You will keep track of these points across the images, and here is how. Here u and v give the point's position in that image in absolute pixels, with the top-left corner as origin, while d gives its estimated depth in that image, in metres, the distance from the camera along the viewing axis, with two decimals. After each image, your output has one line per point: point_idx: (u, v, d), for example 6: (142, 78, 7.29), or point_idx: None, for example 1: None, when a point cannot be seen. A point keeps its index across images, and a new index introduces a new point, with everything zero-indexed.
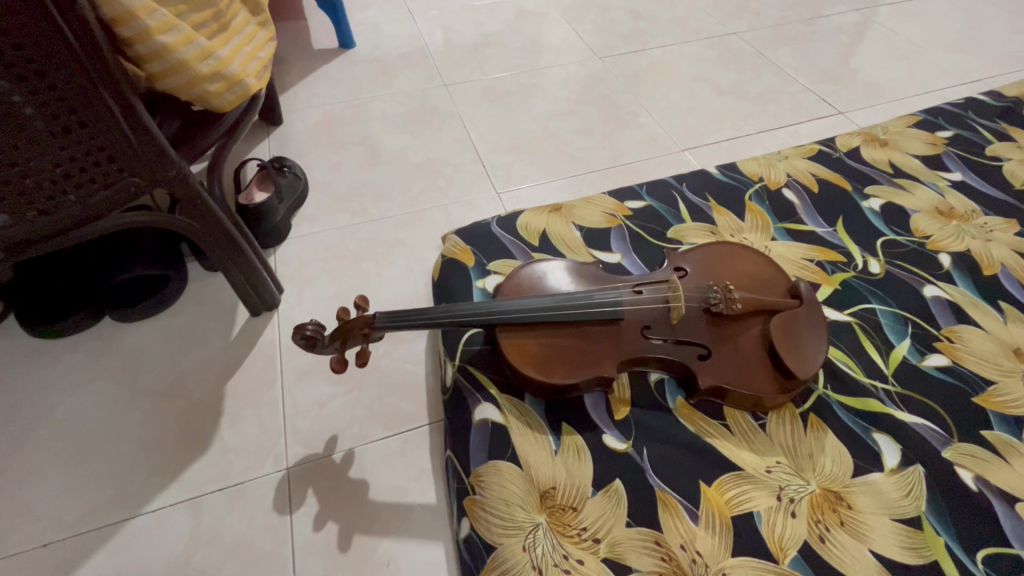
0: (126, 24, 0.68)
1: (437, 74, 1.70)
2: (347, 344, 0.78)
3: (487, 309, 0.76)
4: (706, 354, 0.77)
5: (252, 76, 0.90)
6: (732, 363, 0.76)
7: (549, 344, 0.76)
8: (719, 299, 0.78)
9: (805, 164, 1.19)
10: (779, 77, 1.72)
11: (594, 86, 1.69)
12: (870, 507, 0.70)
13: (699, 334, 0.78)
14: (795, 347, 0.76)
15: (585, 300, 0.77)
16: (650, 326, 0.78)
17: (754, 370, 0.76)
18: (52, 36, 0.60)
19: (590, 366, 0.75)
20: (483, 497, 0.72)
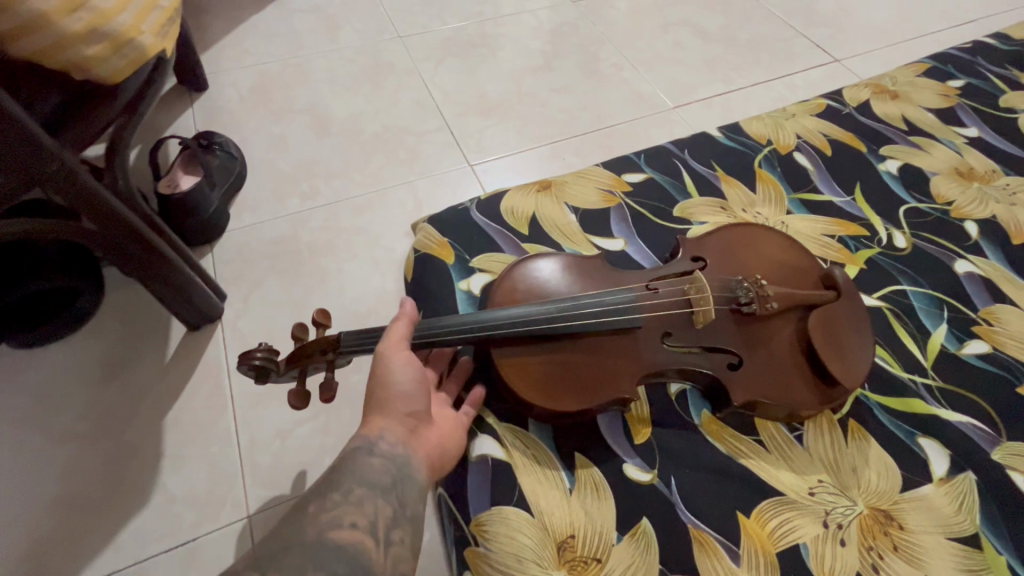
0: None
1: (390, 24, 1.46)
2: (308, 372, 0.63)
3: (475, 322, 0.61)
4: (737, 362, 0.66)
5: (150, 34, 0.68)
6: (767, 372, 0.66)
7: (554, 362, 0.63)
8: (750, 297, 0.67)
9: (815, 123, 1.06)
10: (769, 21, 1.57)
11: (569, 35, 1.50)
12: (924, 526, 0.62)
13: (728, 339, 0.66)
14: (836, 349, 0.66)
15: (594, 306, 0.64)
16: (671, 333, 0.66)
17: (791, 378, 0.66)
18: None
19: (606, 388, 0.63)
20: (488, 552, 0.60)
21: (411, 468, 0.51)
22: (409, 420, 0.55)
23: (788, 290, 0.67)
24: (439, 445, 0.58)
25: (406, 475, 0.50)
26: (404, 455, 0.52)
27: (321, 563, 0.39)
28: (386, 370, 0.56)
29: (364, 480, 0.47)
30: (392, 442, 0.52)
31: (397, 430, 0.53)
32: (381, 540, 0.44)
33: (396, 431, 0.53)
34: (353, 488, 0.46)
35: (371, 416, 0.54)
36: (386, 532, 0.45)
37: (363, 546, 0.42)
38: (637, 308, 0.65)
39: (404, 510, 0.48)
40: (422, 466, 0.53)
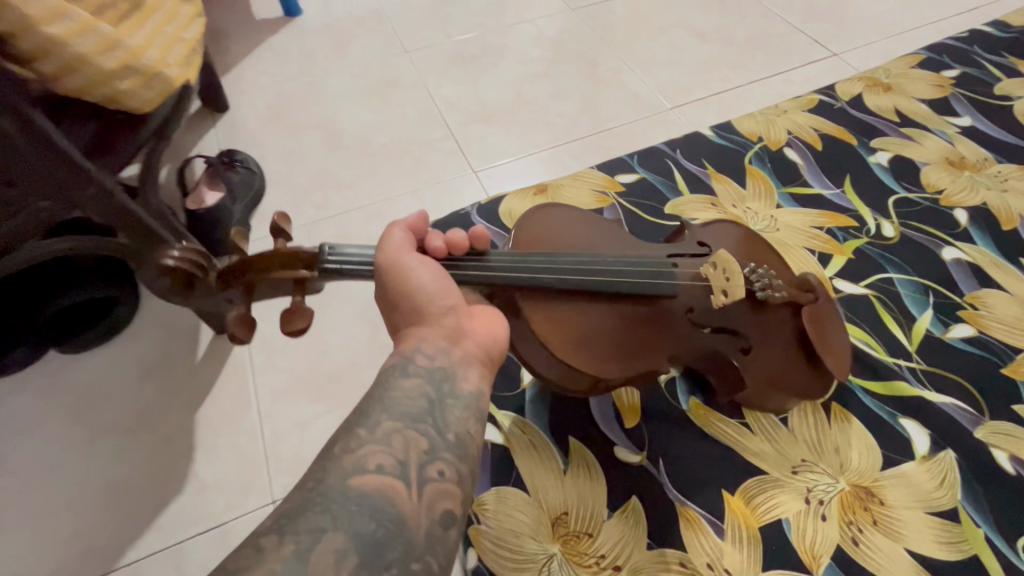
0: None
1: (396, 39, 1.54)
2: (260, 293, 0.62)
3: (509, 266, 0.59)
4: (747, 346, 0.67)
5: (176, 66, 0.77)
6: (770, 358, 0.67)
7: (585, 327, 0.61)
8: (765, 283, 0.67)
9: (806, 118, 1.09)
10: (766, 19, 1.59)
11: (569, 42, 1.55)
12: (903, 501, 0.65)
13: (744, 323, 0.67)
14: (829, 341, 0.69)
15: (620, 268, 0.64)
16: (694, 310, 0.66)
17: (791, 367, 0.68)
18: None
19: (630, 361, 0.62)
20: (489, 528, 0.65)
21: (456, 376, 0.46)
22: (449, 317, 0.50)
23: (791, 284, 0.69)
24: (488, 331, 0.52)
25: (450, 389, 0.45)
26: (449, 359, 0.47)
27: (344, 523, 0.35)
28: (405, 278, 0.52)
29: (396, 411, 0.42)
30: (431, 351, 0.47)
31: (438, 333, 0.49)
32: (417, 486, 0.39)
33: (437, 336, 0.48)
34: (381, 423, 0.41)
35: (410, 328, 0.50)
36: (424, 470, 0.40)
37: (394, 495, 0.37)
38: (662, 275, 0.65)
39: (447, 441, 0.42)
40: (474, 366, 0.48)
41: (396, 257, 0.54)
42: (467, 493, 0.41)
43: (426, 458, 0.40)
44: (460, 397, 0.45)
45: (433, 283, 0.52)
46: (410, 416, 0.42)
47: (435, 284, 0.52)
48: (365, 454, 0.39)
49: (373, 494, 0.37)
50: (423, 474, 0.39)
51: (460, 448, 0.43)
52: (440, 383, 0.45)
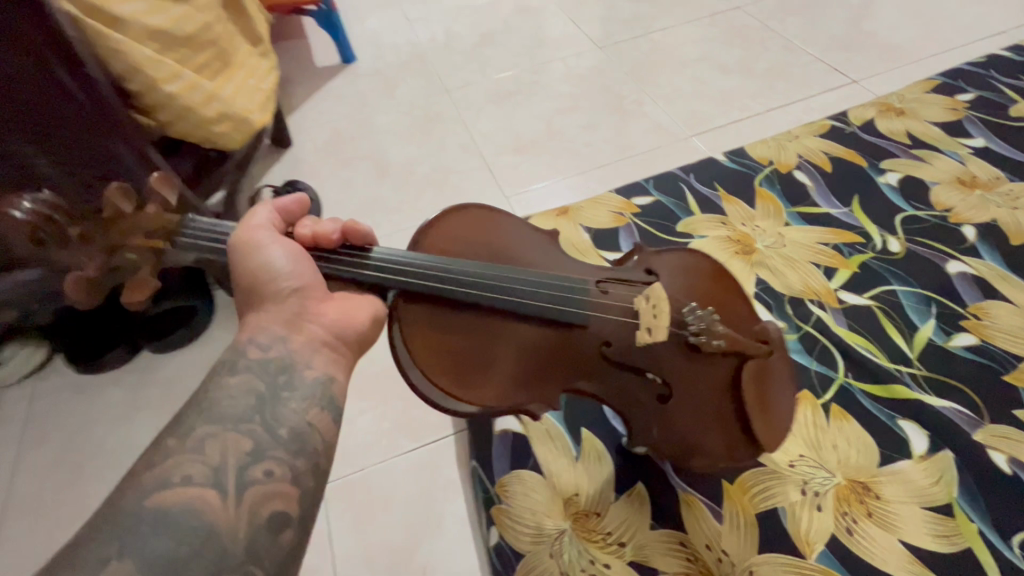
0: (132, 78, 0.76)
1: (439, 80, 1.71)
2: (115, 256, 0.56)
3: (396, 262, 0.63)
4: (666, 394, 0.67)
5: (258, 112, 0.98)
6: (690, 408, 0.66)
7: (462, 340, 0.66)
8: (701, 328, 0.65)
9: (817, 143, 1.15)
10: (787, 50, 1.67)
11: (596, 77, 1.67)
12: (898, 496, 0.69)
13: (668, 367, 0.66)
14: (764, 401, 0.67)
15: (524, 288, 0.67)
16: (609, 343, 0.67)
17: (711, 424, 0.66)
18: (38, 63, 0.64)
19: (514, 382, 0.68)
20: (509, 506, 0.73)
21: (297, 368, 0.51)
22: (293, 301, 0.56)
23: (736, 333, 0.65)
24: (344, 314, 0.58)
25: (283, 384, 0.49)
26: (292, 347, 0.52)
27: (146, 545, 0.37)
28: (256, 254, 0.57)
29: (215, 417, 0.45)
30: (267, 342, 0.52)
31: (280, 321, 0.54)
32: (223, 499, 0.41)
33: (278, 325, 0.54)
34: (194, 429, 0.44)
35: (259, 309, 0.55)
36: (244, 474, 0.43)
37: (200, 502, 0.40)
38: (575, 302, 0.68)
39: (275, 439, 0.46)
40: (321, 354, 0.54)
41: (254, 234, 0.58)
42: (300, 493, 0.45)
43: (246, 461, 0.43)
44: (295, 392, 0.49)
45: (290, 266, 0.57)
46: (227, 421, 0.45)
47: (286, 263, 0.57)
48: (171, 466, 0.41)
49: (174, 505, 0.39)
50: (243, 478, 0.43)
51: (294, 445, 0.46)
52: (269, 376, 0.49)
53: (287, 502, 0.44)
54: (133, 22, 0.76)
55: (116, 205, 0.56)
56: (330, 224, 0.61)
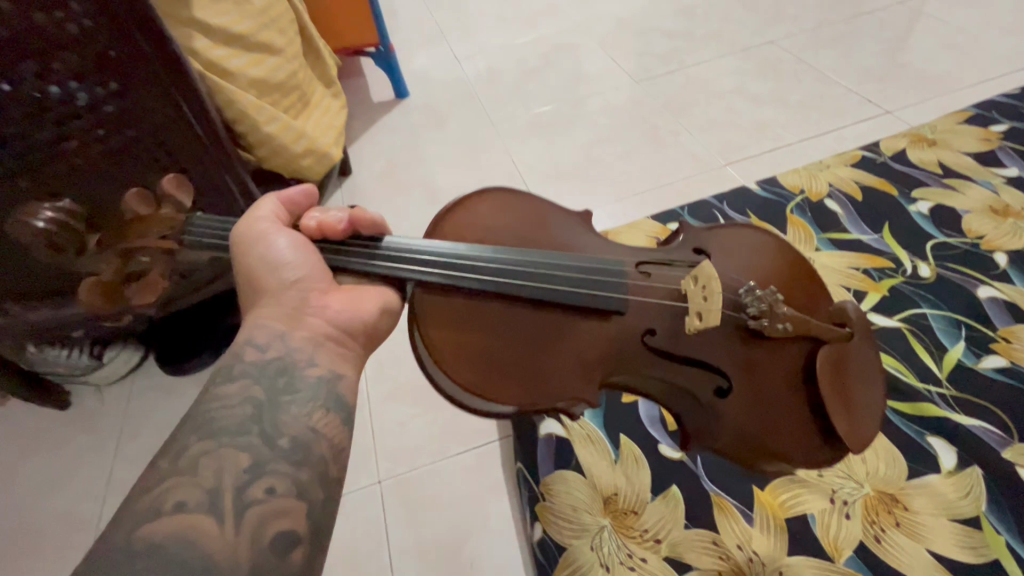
0: (241, 122, 0.93)
1: (485, 113, 1.84)
2: (131, 259, 0.61)
3: (410, 255, 0.66)
4: (725, 387, 0.70)
5: (333, 146, 1.15)
6: (752, 404, 0.69)
7: (484, 332, 0.67)
8: (760, 312, 0.68)
9: (848, 172, 1.20)
10: (820, 82, 1.73)
11: (633, 109, 1.77)
12: (926, 508, 0.73)
13: (724, 360, 0.70)
14: (842, 393, 0.71)
15: (551, 275, 0.69)
16: (653, 332, 0.70)
17: (777, 419, 0.70)
18: (179, 120, 0.78)
19: (546, 376, 0.67)
20: (552, 503, 0.80)
21: (295, 368, 0.53)
22: (294, 295, 0.60)
23: (803, 318, 0.68)
24: (346, 306, 0.61)
25: (284, 388, 0.51)
26: (294, 345, 0.55)
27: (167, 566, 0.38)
28: (260, 248, 0.62)
29: (208, 433, 0.46)
30: (264, 343, 0.54)
31: (279, 318, 0.57)
32: (231, 513, 0.42)
33: (277, 322, 0.57)
34: (187, 449, 0.45)
35: (261, 304, 0.59)
36: (244, 494, 0.43)
37: (196, 532, 0.40)
38: (611, 287, 0.71)
39: (275, 452, 0.46)
40: (322, 351, 0.56)
41: (257, 227, 0.63)
42: (309, 506, 0.46)
43: (245, 479, 0.44)
44: (296, 396, 0.51)
45: (294, 257, 0.62)
46: (221, 436, 0.46)
47: (285, 256, 0.61)
48: (164, 494, 0.41)
49: (168, 536, 0.39)
50: (243, 496, 0.43)
51: (296, 455, 0.47)
52: (268, 379, 0.51)
53: (295, 519, 0.44)
54: (240, 74, 0.92)
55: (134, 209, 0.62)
56: (337, 218, 0.65)
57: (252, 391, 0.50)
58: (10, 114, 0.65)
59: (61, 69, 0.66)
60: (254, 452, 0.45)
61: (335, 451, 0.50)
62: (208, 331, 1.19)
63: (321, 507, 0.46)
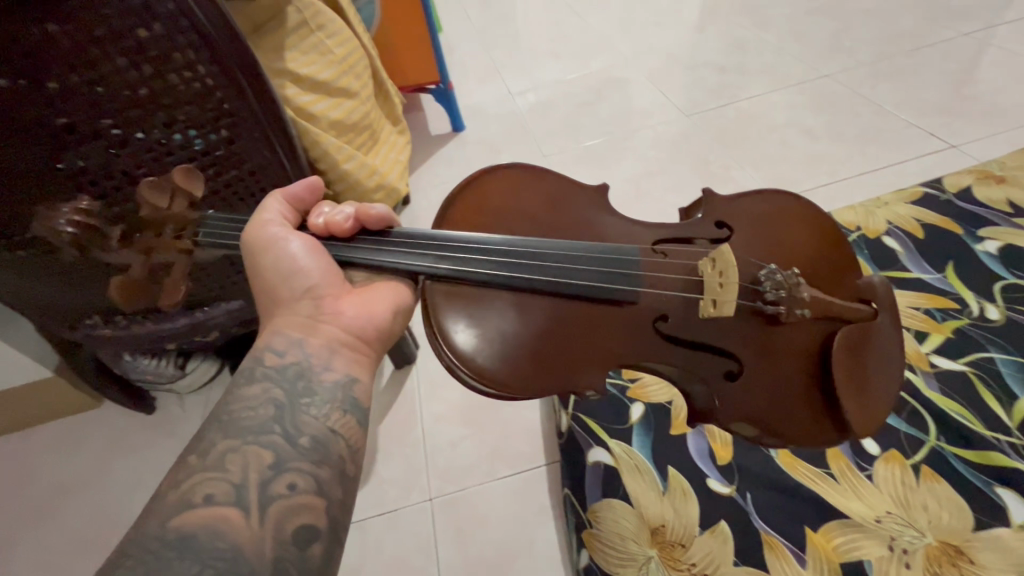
0: (324, 160, 1.04)
1: (537, 146, 1.92)
2: (155, 254, 0.80)
3: (419, 249, 0.69)
4: (737, 369, 0.73)
5: (399, 179, 1.26)
6: (766, 383, 0.73)
7: (495, 316, 0.70)
8: (778, 297, 0.71)
9: (907, 209, 1.18)
10: (879, 115, 1.71)
11: (683, 143, 1.80)
12: (995, 563, 0.70)
13: (739, 344, 0.73)
14: (855, 378, 0.73)
15: (565, 263, 0.72)
16: (665, 318, 0.73)
17: (790, 401, 0.73)
18: (274, 161, 0.85)
19: (555, 367, 0.69)
20: (599, 530, 0.83)
21: (312, 373, 0.60)
22: (307, 304, 0.65)
23: (825, 300, 0.71)
24: (360, 311, 0.66)
25: (303, 390, 0.58)
26: (311, 351, 0.62)
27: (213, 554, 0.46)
28: (274, 251, 0.66)
29: (234, 432, 0.54)
30: (282, 349, 0.61)
31: (295, 327, 0.63)
32: (257, 505, 0.50)
33: (294, 329, 0.63)
34: (215, 446, 0.53)
35: (279, 313, 0.66)
36: (268, 488, 0.51)
37: (226, 524, 0.48)
38: (624, 278, 0.73)
39: (297, 451, 0.54)
40: (340, 357, 0.63)
41: (267, 232, 0.66)
42: (327, 502, 0.53)
43: (270, 475, 0.52)
44: (315, 399, 0.58)
45: (306, 263, 0.66)
46: (247, 435, 0.54)
47: (297, 259, 0.66)
48: (194, 488, 0.50)
49: (202, 525, 0.48)
50: (267, 491, 0.51)
51: (315, 455, 0.55)
52: (288, 383, 0.58)
53: (314, 514, 0.52)
54: (323, 117, 1.04)
55: (152, 202, 0.77)
56: (343, 217, 0.68)
57: (273, 393, 0.58)
58: (142, 157, 0.77)
59: (183, 120, 0.76)
60: (276, 450, 0.53)
61: (350, 451, 0.57)
62: None
63: (338, 504, 0.54)
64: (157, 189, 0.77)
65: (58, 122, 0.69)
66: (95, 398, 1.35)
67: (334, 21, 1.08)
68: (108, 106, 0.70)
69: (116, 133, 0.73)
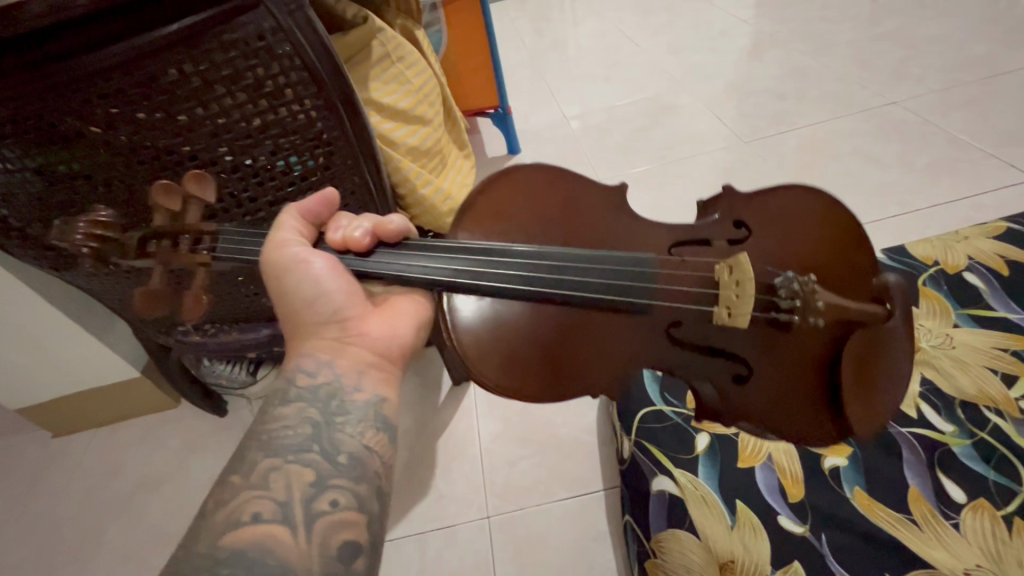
0: (403, 185, 1.10)
1: (592, 170, 1.94)
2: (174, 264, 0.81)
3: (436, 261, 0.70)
4: (745, 374, 0.77)
5: None
6: (767, 386, 0.78)
7: (506, 325, 0.78)
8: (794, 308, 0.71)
9: (990, 244, 1.12)
10: (952, 144, 1.65)
11: (741, 171, 1.78)
12: None
13: (746, 351, 0.77)
14: (864, 389, 0.77)
15: (585, 271, 0.73)
16: (678, 324, 0.77)
17: (797, 406, 0.78)
18: (363, 185, 0.93)
19: (563, 372, 0.78)
20: (663, 561, 0.83)
21: (343, 394, 0.63)
22: (334, 327, 0.68)
23: (840, 306, 0.72)
24: (387, 335, 0.70)
25: (336, 410, 0.61)
26: (340, 372, 0.64)
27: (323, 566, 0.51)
28: (299, 271, 0.66)
29: (276, 451, 0.57)
30: (312, 369, 0.64)
31: (325, 348, 0.66)
32: (304, 524, 0.53)
33: (323, 351, 0.66)
34: (258, 466, 0.56)
35: (308, 336, 0.68)
36: (313, 505, 0.54)
37: (274, 541, 0.51)
38: (643, 289, 0.73)
39: (336, 468, 0.57)
40: (368, 377, 0.66)
41: (288, 252, 0.67)
42: (368, 518, 0.56)
43: (312, 493, 0.55)
44: (348, 417, 0.61)
45: (330, 283, 0.68)
46: (288, 453, 0.57)
47: (325, 276, 0.67)
48: (242, 506, 0.52)
49: (251, 544, 0.50)
50: (312, 508, 0.54)
51: (352, 472, 0.58)
52: (322, 402, 0.61)
53: (357, 530, 0.55)
54: (402, 143, 1.10)
55: (163, 204, 0.78)
56: (361, 232, 0.69)
57: (308, 412, 0.60)
58: (248, 180, 0.83)
59: (288, 148, 0.82)
60: (316, 468, 0.56)
61: (385, 467, 0.61)
62: None
63: (377, 520, 0.57)
64: (171, 193, 0.78)
65: (184, 151, 0.77)
66: (173, 398, 1.45)
67: (413, 52, 1.14)
68: (226, 136, 0.77)
69: (229, 159, 0.80)
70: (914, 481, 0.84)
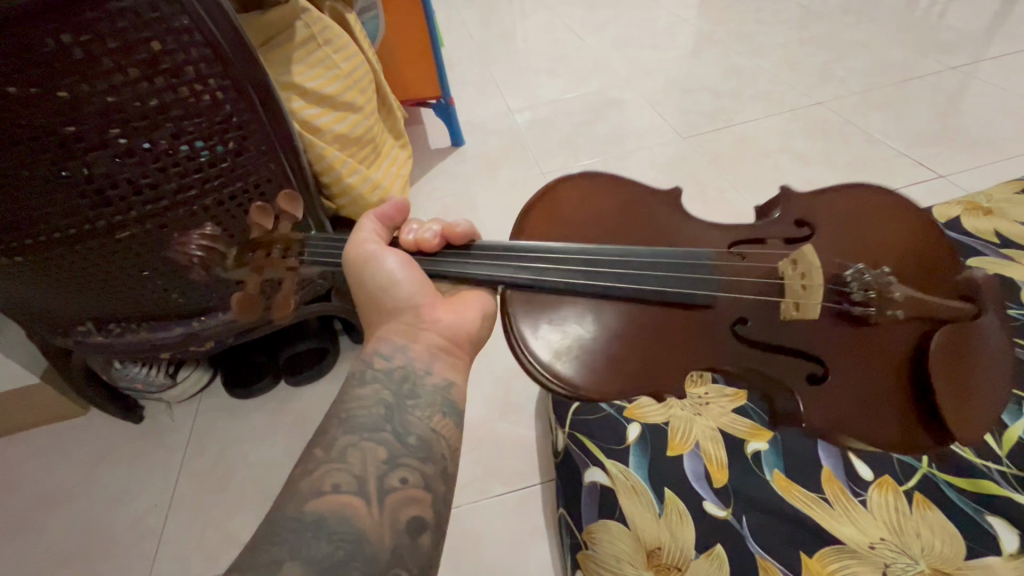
0: (327, 173, 1.05)
1: (535, 164, 1.93)
2: (265, 272, 0.77)
3: (505, 259, 0.69)
4: (821, 374, 0.74)
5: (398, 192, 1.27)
6: (847, 389, 0.75)
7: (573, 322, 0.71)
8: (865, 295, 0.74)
9: None
10: (870, 143, 1.75)
11: (679, 165, 1.83)
12: None
13: (822, 349, 0.75)
14: (956, 387, 0.76)
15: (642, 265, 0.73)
16: (744, 321, 0.75)
17: (879, 403, 0.75)
18: (280, 172, 0.89)
19: (642, 369, 0.71)
20: (594, 552, 0.83)
21: (417, 378, 0.59)
22: (408, 313, 0.63)
23: (918, 300, 0.74)
24: (454, 320, 0.65)
25: (408, 393, 0.57)
26: (414, 356, 0.60)
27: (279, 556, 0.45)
28: (377, 265, 0.65)
29: (353, 428, 0.53)
30: (388, 353, 0.60)
31: (399, 332, 0.62)
32: (377, 498, 0.50)
33: (397, 335, 0.62)
34: (339, 440, 0.52)
35: (383, 322, 0.65)
36: (384, 482, 0.51)
37: (352, 509, 0.48)
38: (710, 283, 0.74)
39: (407, 448, 0.53)
40: (438, 361, 0.61)
41: (363, 248, 0.67)
42: (433, 496, 0.52)
43: (386, 469, 0.51)
44: (419, 400, 0.57)
45: (403, 275, 0.65)
46: (363, 431, 0.53)
47: (397, 270, 0.65)
48: (323, 476, 0.50)
49: (332, 511, 0.48)
50: (384, 485, 0.50)
51: (422, 452, 0.54)
52: (396, 384, 0.57)
53: (422, 506, 0.51)
54: (327, 130, 1.04)
55: (261, 223, 0.79)
56: (431, 234, 0.68)
57: (382, 393, 0.57)
58: (148, 166, 0.75)
59: (192, 131, 0.76)
60: (389, 447, 0.53)
61: (452, 449, 0.56)
62: (272, 356, 1.30)
63: (444, 499, 0.53)
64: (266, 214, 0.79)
65: (66, 130, 0.68)
66: (83, 406, 1.33)
67: (341, 35, 1.09)
68: (119, 116, 0.70)
69: (123, 142, 0.72)
70: (826, 461, 0.88)
